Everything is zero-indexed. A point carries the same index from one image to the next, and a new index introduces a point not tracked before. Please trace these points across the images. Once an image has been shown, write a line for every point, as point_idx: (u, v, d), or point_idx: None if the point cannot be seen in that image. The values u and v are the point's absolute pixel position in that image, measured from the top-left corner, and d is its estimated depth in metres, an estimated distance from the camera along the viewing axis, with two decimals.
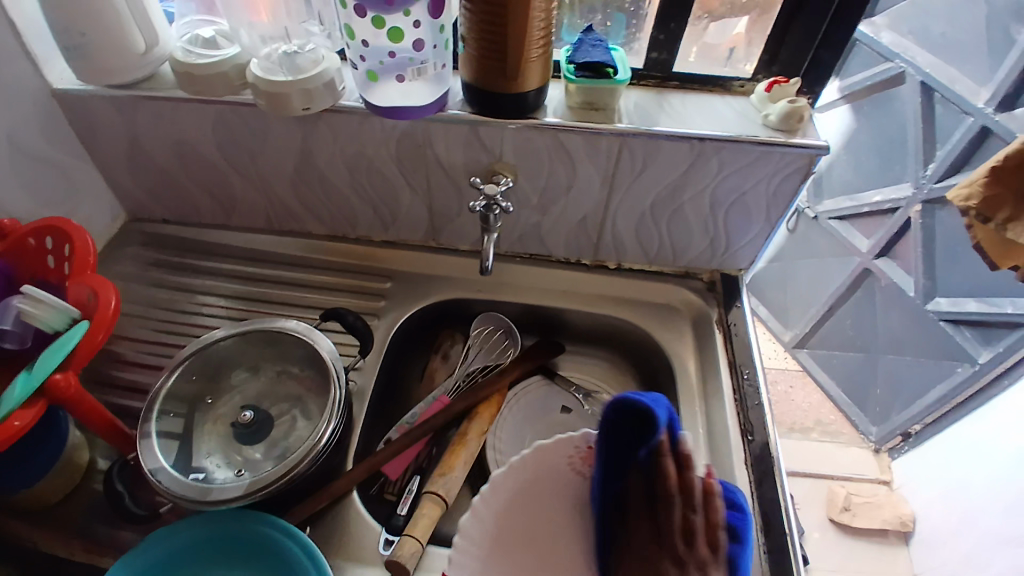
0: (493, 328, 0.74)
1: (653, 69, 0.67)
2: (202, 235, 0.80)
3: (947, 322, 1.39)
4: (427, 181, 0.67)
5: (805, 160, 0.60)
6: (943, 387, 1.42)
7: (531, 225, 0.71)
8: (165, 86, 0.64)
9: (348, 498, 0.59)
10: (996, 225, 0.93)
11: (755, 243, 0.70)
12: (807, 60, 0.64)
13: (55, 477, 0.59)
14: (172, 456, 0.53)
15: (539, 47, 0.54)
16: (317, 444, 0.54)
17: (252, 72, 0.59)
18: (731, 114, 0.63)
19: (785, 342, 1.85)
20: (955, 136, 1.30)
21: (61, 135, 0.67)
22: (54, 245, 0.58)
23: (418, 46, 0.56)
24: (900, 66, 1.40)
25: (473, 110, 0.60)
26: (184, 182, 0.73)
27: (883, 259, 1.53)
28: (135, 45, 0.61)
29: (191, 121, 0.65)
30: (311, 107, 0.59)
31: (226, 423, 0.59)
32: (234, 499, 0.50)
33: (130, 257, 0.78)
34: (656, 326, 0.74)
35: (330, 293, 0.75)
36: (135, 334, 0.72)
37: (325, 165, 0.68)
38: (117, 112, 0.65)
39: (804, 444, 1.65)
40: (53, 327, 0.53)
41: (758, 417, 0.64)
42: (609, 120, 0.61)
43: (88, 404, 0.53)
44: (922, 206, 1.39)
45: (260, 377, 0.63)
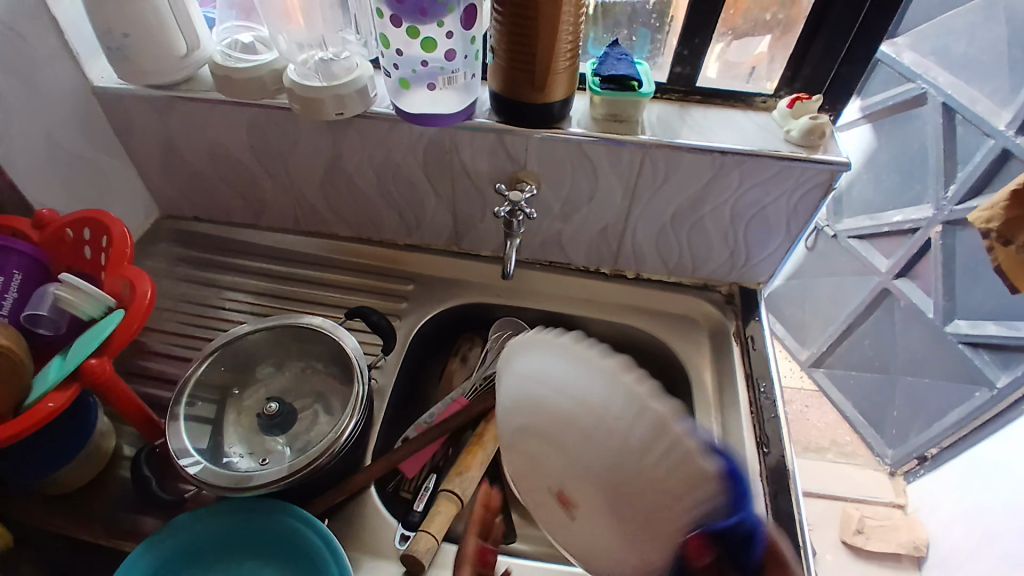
0: (510, 333, 0.75)
1: (675, 83, 0.68)
2: (232, 234, 0.82)
3: (966, 345, 1.37)
4: (452, 187, 0.69)
5: (826, 176, 0.60)
6: (960, 411, 1.40)
7: (553, 233, 0.72)
8: (202, 89, 0.66)
9: (366, 493, 0.60)
10: (1017, 247, 0.93)
11: (774, 256, 0.70)
12: (830, 78, 0.65)
13: (79, 464, 0.61)
14: (200, 443, 0.55)
15: (566, 60, 0.56)
16: (339, 438, 0.55)
17: (287, 78, 0.61)
18: (753, 129, 0.64)
19: (802, 361, 1.84)
20: (975, 158, 1.29)
21: (101, 133, 0.70)
22: (92, 237, 0.61)
23: (451, 56, 0.58)
24: (921, 87, 1.40)
25: (500, 119, 0.62)
26: (216, 182, 0.76)
27: (903, 279, 1.52)
28: (176, 49, 0.64)
29: (226, 122, 0.67)
30: (344, 112, 0.61)
31: (251, 415, 0.61)
32: (261, 487, 0.52)
33: (162, 253, 0.81)
34: (674, 337, 0.74)
35: (353, 293, 0.77)
36: (164, 327, 0.74)
37: (353, 169, 0.70)
38: (156, 112, 0.68)
39: (818, 465, 1.63)
40: (88, 315, 0.55)
41: (774, 430, 0.64)
42: (632, 131, 0.62)
43: (119, 392, 0.55)
44: (943, 227, 1.38)
45: (284, 372, 0.65)
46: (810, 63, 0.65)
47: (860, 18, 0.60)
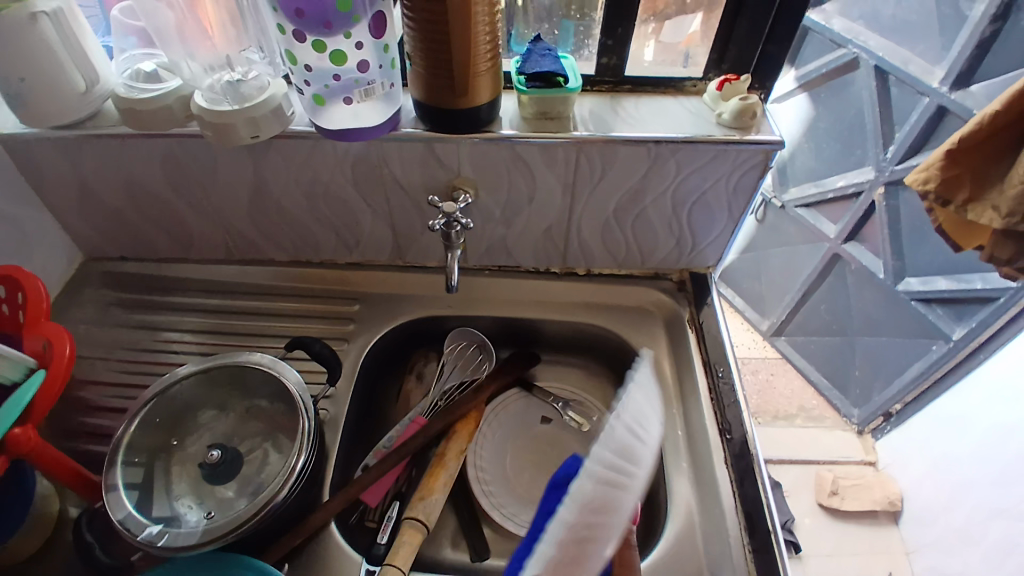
0: (466, 344, 0.73)
1: (604, 74, 0.67)
2: (163, 270, 0.78)
3: (919, 302, 1.41)
4: (388, 203, 0.67)
5: (762, 155, 0.60)
6: (920, 364, 1.44)
7: (497, 237, 0.70)
8: (109, 124, 0.62)
9: (326, 531, 0.57)
10: (955, 207, 0.95)
11: (720, 240, 0.70)
12: (756, 56, 0.65)
13: (18, 537, 0.56)
14: (140, 502, 0.51)
15: (487, 61, 0.54)
16: (289, 478, 0.52)
17: (196, 104, 0.57)
18: (685, 116, 0.63)
19: (764, 331, 1.87)
20: (911, 119, 1.32)
21: (5, 181, 0.65)
22: (6, 295, 0.56)
23: (363, 67, 0.55)
24: (853, 52, 1.42)
25: (427, 127, 0.59)
26: (137, 219, 0.71)
27: (852, 243, 1.55)
28: (76, 84, 0.59)
29: (139, 156, 0.63)
30: (259, 135, 0.58)
31: (195, 463, 0.58)
32: (206, 543, 0.49)
33: (88, 299, 0.75)
34: (631, 331, 0.73)
35: (298, 320, 0.74)
36: (97, 378, 0.70)
37: (282, 192, 0.66)
38: (64, 153, 0.63)
39: (790, 431, 1.67)
40: (7, 378, 0.49)
41: (735, 415, 0.64)
42: (564, 128, 0.60)
43: (49, 457, 0.52)
44: (886, 188, 1.41)
45: (228, 414, 0.62)
46: (735, 44, 0.64)
47: None
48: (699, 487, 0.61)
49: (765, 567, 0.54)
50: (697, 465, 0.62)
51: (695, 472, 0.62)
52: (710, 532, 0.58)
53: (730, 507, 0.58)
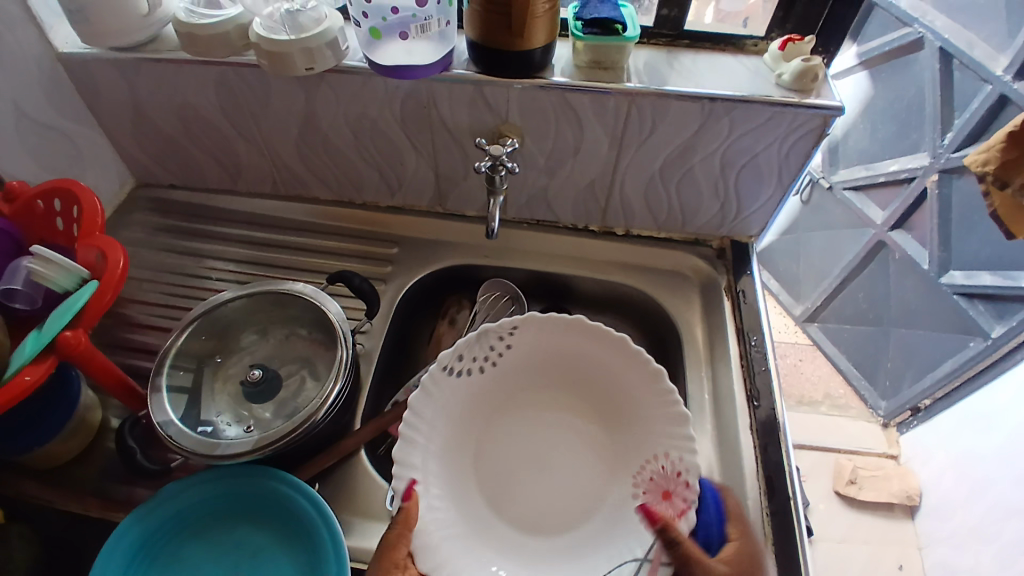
0: (500, 293, 0.74)
1: (663, 27, 0.65)
2: (211, 200, 0.80)
3: (960, 296, 1.36)
4: (433, 145, 0.67)
5: (820, 120, 0.58)
6: (954, 360, 1.40)
7: (539, 189, 0.70)
8: (167, 49, 0.63)
9: (355, 457, 0.59)
10: (1012, 190, 0.90)
11: (766, 208, 0.69)
12: (823, 17, 0.62)
13: (66, 437, 0.59)
14: (182, 411, 0.54)
15: (545, 2, 0.53)
16: (324, 403, 0.54)
17: (254, 32, 0.58)
18: (744, 74, 0.61)
19: (796, 316, 1.84)
20: (972, 105, 1.26)
21: (65, 100, 0.67)
22: (61, 207, 0.58)
23: (421, 2, 0.56)
24: (918, 32, 1.35)
25: (479, 70, 0.59)
26: (189, 147, 0.73)
27: (898, 231, 1.50)
28: (138, 6, 0.61)
29: (195, 83, 0.64)
30: (314, 67, 0.58)
31: (236, 382, 0.60)
32: (243, 454, 0.51)
33: (139, 223, 0.79)
34: (665, 294, 0.73)
35: (338, 257, 0.76)
36: (144, 298, 0.73)
37: (330, 129, 0.67)
38: (122, 76, 0.65)
39: (812, 417, 1.65)
40: (63, 287, 0.53)
41: (765, 383, 0.63)
42: (617, 79, 0.59)
43: (99, 361, 0.53)
44: (939, 175, 1.36)
45: (268, 339, 0.64)
46: (802, 1, 0.62)
47: None
48: (721, 449, 0.61)
49: (781, 530, 0.55)
50: (722, 427, 0.62)
51: (718, 436, 0.62)
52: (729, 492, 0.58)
53: (751, 470, 0.59)
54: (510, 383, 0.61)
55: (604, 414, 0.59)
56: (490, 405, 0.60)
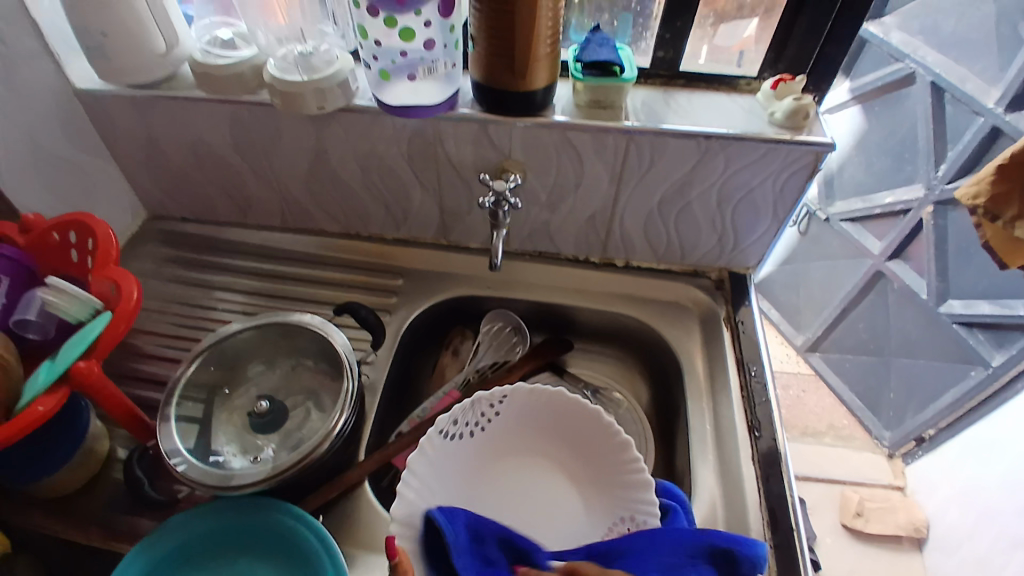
0: (502, 325, 0.75)
1: (659, 68, 0.68)
2: (219, 233, 0.82)
3: (960, 326, 1.37)
4: (438, 180, 0.69)
5: (812, 157, 0.60)
6: (957, 390, 1.40)
7: (541, 222, 0.72)
8: (183, 87, 0.66)
9: (358, 489, 0.59)
10: (1004, 223, 0.92)
11: (763, 241, 0.70)
12: (813, 57, 0.65)
13: (75, 467, 0.60)
14: (189, 440, 0.55)
15: (547, 46, 0.56)
16: (329, 434, 0.55)
17: (268, 73, 0.61)
18: (738, 112, 0.63)
19: (797, 346, 1.84)
20: (965, 136, 1.29)
21: (81, 135, 0.70)
22: (77, 240, 0.60)
23: (429, 46, 0.57)
24: (910, 67, 1.39)
25: (482, 109, 0.61)
26: (200, 181, 0.75)
27: (895, 261, 1.51)
28: (156, 46, 0.63)
29: (209, 119, 0.67)
30: (325, 107, 0.61)
31: (243, 414, 0.61)
32: (249, 485, 0.51)
33: (149, 254, 0.80)
34: (665, 325, 0.74)
35: (343, 289, 0.77)
36: (151, 328, 0.74)
37: (338, 164, 0.69)
38: (139, 112, 0.68)
39: (816, 449, 1.64)
40: (76, 317, 0.55)
41: (765, 414, 0.64)
42: (616, 117, 0.62)
43: (108, 393, 0.54)
44: (934, 207, 1.38)
45: (275, 371, 0.65)
46: (794, 43, 0.64)
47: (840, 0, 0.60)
48: (723, 481, 0.61)
49: (785, 562, 0.55)
50: (723, 459, 0.62)
51: (720, 467, 0.62)
52: (732, 526, 0.58)
53: (754, 502, 0.58)
54: (497, 441, 0.56)
55: (590, 476, 0.56)
56: (482, 462, 0.55)
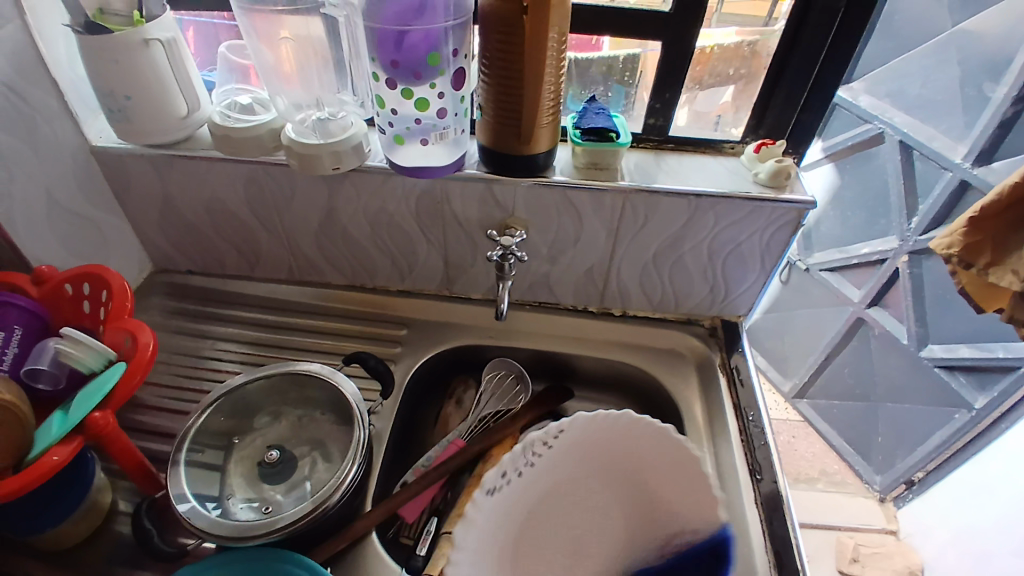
0: (504, 373, 0.78)
1: (649, 133, 0.74)
2: (226, 285, 0.84)
3: (942, 369, 1.42)
4: (444, 235, 0.72)
5: (794, 214, 0.65)
6: (943, 433, 1.43)
7: (541, 274, 0.76)
8: (201, 147, 0.69)
9: (367, 540, 0.60)
10: (978, 270, 0.97)
11: (752, 291, 0.74)
12: (791, 124, 0.71)
13: (79, 519, 0.59)
14: (197, 489, 0.55)
15: (548, 115, 0.60)
16: (340, 486, 0.55)
17: (286, 136, 0.64)
18: (724, 173, 0.69)
19: (786, 393, 1.87)
20: (935, 190, 1.37)
21: (96, 192, 0.72)
22: (91, 292, 0.61)
23: (441, 114, 0.62)
24: (878, 127, 1.48)
25: (488, 170, 0.66)
26: (211, 236, 0.78)
27: (876, 308, 1.57)
28: (177, 109, 0.67)
29: (224, 177, 0.70)
30: (340, 167, 0.64)
31: (250, 463, 0.61)
32: (258, 537, 0.52)
33: (155, 307, 0.82)
34: (663, 372, 0.76)
35: (347, 339, 0.79)
36: (157, 379, 0.75)
37: (348, 221, 0.73)
38: (155, 170, 0.71)
39: (810, 495, 1.65)
40: (89, 368, 0.55)
41: (764, 456, 0.66)
42: (612, 178, 0.66)
43: (121, 443, 0.54)
44: (909, 256, 1.45)
45: (282, 421, 0.65)
46: (772, 111, 0.71)
47: (815, 69, 0.66)
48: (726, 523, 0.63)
49: None
50: (727, 502, 0.64)
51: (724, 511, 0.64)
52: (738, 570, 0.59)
53: (758, 545, 0.60)
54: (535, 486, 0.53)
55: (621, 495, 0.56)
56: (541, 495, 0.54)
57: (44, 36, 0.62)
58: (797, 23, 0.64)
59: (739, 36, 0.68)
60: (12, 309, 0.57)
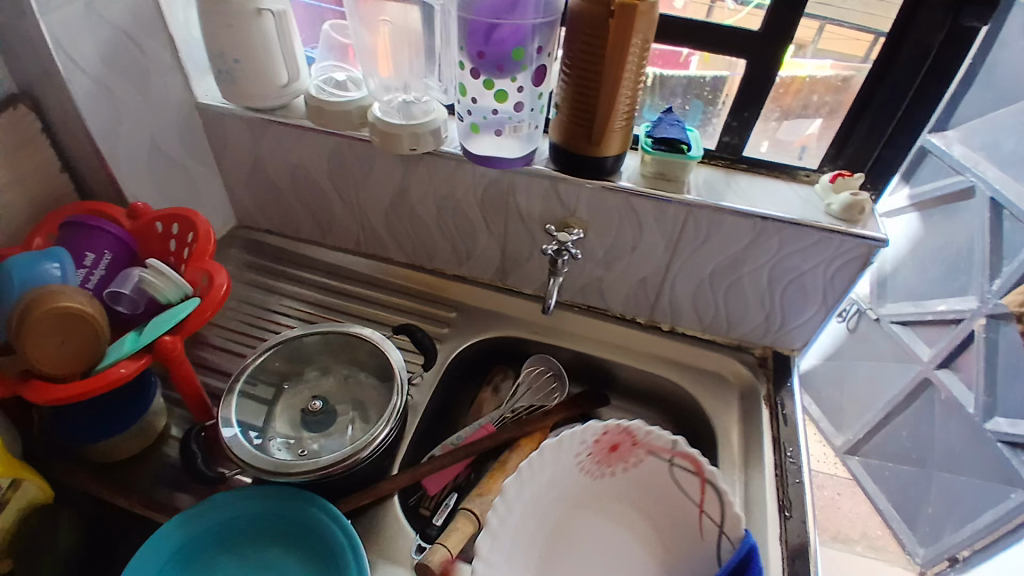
0: (544, 369, 0.78)
1: (724, 151, 0.73)
2: (298, 248, 0.89)
3: (1004, 444, 1.32)
4: (504, 226, 0.75)
5: (864, 250, 0.63)
6: (996, 512, 1.33)
7: (594, 277, 0.76)
8: (294, 115, 0.75)
9: (389, 503, 0.62)
10: None
11: (809, 325, 0.72)
12: (872, 158, 0.69)
13: (132, 435, 0.65)
14: (246, 421, 0.60)
15: (622, 120, 0.61)
16: (371, 443, 0.58)
17: (372, 114, 0.69)
18: (795, 200, 0.67)
19: (836, 447, 1.77)
20: (1022, 254, 1.27)
21: (195, 144, 0.79)
22: (178, 232, 0.67)
23: (518, 108, 0.64)
24: (969, 180, 1.40)
25: (556, 168, 0.67)
26: (291, 200, 0.84)
27: (945, 369, 1.46)
28: (278, 79, 0.72)
29: (309, 146, 0.75)
30: (417, 148, 0.68)
31: (294, 410, 0.65)
32: (291, 475, 0.55)
33: (233, 258, 0.88)
34: (704, 393, 0.75)
35: (400, 313, 0.82)
36: (223, 323, 0.81)
37: (417, 201, 0.76)
38: (250, 131, 0.77)
39: (846, 556, 1.55)
40: (167, 299, 0.61)
41: (797, 495, 0.64)
42: (678, 190, 0.66)
43: (183, 371, 0.59)
44: (987, 320, 1.35)
45: (329, 377, 0.69)
46: (853, 143, 0.69)
47: (901, 110, 0.65)
48: None
49: None
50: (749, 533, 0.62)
51: None
52: None
53: None
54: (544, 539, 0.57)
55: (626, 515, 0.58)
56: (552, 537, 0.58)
57: None
58: (887, 58, 0.63)
59: (834, 70, 0.67)
60: (105, 235, 0.64)
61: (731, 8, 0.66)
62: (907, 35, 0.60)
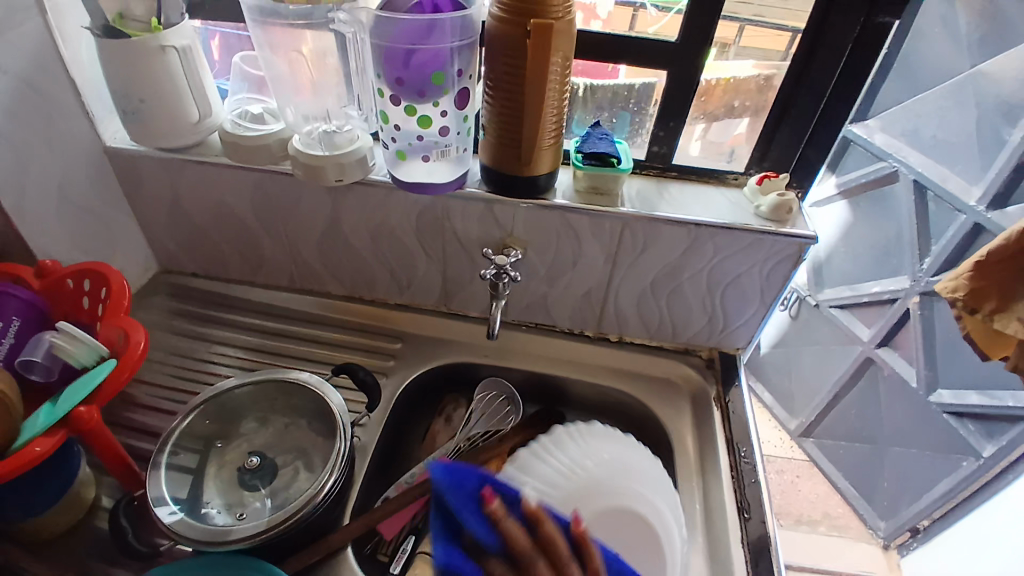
0: (496, 394, 0.76)
1: (653, 161, 0.74)
2: (227, 290, 0.85)
3: (950, 415, 1.39)
4: (443, 251, 0.73)
5: (795, 248, 0.64)
6: (949, 481, 1.40)
7: (538, 295, 0.75)
8: (212, 153, 0.71)
9: (343, 555, 0.59)
10: (983, 316, 0.94)
11: (750, 324, 0.73)
12: (795, 159, 0.71)
13: (55, 514, 0.59)
14: (177, 489, 0.56)
15: (550, 138, 0.61)
16: (317, 494, 0.55)
17: (293, 146, 0.66)
18: (726, 205, 0.68)
19: (791, 430, 1.83)
20: (948, 233, 1.35)
21: (107, 191, 0.74)
22: (90, 288, 0.62)
23: (444, 132, 0.63)
24: (893, 166, 1.47)
25: (489, 189, 0.66)
26: (217, 241, 0.80)
27: (885, 348, 1.54)
28: (190, 115, 0.68)
29: (230, 184, 0.72)
30: (343, 179, 0.65)
31: (231, 469, 0.61)
32: (233, 542, 0.51)
33: (156, 306, 0.83)
34: (656, 401, 0.75)
35: (343, 349, 0.79)
36: (150, 378, 0.75)
37: (350, 233, 0.74)
38: (165, 172, 0.72)
39: (812, 538, 1.59)
40: (82, 362, 0.56)
41: (755, 495, 0.64)
42: (613, 204, 0.66)
43: (104, 440, 0.54)
44: (921, 298, 1.42)
45: (268, 428, 0.65)
46: (777, 144, 0.71)
47: (820, 108, 0.67)
48: (712, 563, 0.61)
49: None
50: (713, 541, 0.62)
51: (709, 548, 0.62)
52: None
53: None
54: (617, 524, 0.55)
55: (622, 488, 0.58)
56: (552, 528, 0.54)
57: (65, 34, 0.64)
58: (804, 58, 0.65)
59: (756, 70, 0.68)
60: (14, 300, 0.58)
61: (653, 15, 0.66)
62: (822, 34, 0.62)
